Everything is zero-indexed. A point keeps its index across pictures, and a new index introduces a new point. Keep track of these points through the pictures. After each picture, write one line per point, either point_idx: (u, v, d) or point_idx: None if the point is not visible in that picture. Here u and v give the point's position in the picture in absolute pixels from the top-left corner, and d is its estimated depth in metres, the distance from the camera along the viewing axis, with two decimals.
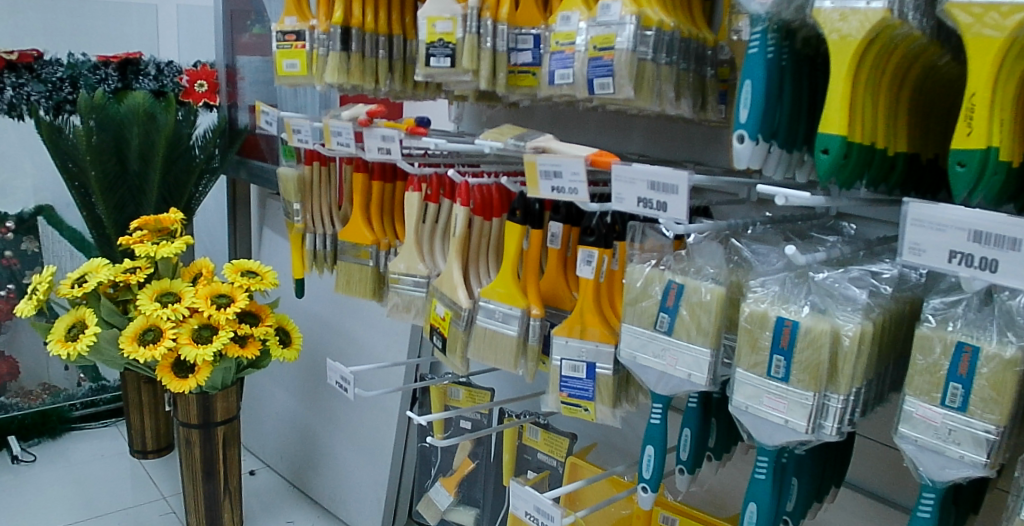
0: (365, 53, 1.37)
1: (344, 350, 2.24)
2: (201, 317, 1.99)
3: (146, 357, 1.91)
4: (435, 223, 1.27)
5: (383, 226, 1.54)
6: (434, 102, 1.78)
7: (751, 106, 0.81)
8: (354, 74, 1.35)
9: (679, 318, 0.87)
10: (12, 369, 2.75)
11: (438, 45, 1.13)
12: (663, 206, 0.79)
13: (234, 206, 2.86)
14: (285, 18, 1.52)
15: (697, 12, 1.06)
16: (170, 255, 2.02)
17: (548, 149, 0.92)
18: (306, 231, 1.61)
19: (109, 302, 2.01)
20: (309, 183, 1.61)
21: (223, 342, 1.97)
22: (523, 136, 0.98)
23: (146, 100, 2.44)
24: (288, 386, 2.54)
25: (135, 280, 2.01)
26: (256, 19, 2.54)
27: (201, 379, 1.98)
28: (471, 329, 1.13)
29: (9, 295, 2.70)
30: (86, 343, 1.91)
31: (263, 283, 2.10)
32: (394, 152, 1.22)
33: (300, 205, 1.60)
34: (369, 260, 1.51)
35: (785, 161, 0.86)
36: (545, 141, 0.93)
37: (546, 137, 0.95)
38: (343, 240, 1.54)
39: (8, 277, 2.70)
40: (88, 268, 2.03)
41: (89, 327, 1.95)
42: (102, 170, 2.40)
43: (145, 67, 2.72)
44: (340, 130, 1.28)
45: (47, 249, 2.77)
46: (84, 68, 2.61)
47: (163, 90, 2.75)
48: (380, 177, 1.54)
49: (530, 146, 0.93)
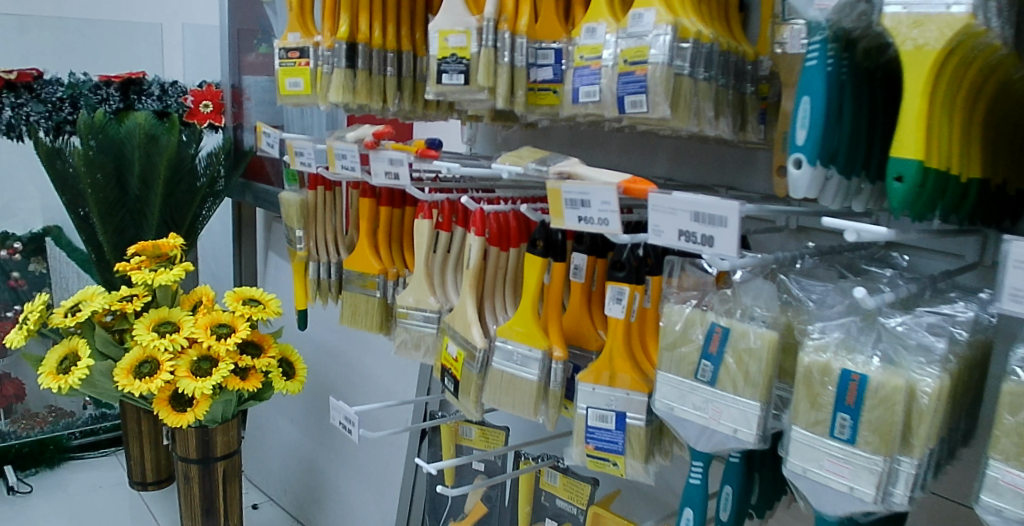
0: (373, 70, 1.27)
1: (350, 380, 2.14)
2: (200, 348, 1.90)
3: (141, 390, 1.82)
4: (447, 252, 1.17)
5: (391, 254, 1.45)
6: (444, 123, 1.69)
7: (810, 126, 0.71)
8: (360, 92, 1.26)
9: (724, 366, 0.76)
10: (18, 392, 2.69)
11: (451, 60, 1.04)
12: (709, 240, 0.69)
13: (239, 229, 2.80)
14: (290, 34, 1.44)
15: (734, 23, 0.96)
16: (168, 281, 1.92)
17: (574, 175, 0.82)
18: (309, 259, 1.51)
19: (103, 332, 1.91)
20: (313, 210, 1.52)
21: (223, 376, 1.87)
22: (547, 159, 0.88)
23: (149, 121, 2.37)
24: (293, 417, 2.44)
25: (131, 309, 1.91)
26: (262, 38, 2.49)
27: (199, 413, 1.88)
28: (486, 372, 1.03)
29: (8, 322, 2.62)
30: (78, 377, 1.81)
31: (265, 312, 2.00)
32: (402, 178, 1.10)
33: (303, 232, 1.51)
34: (376, 290, 1.41)
35: (844, 188, 0.76)
36: (572, 166, 0.83)
37: (571, 161, 0.85)
38: (348, 269, 1.45)
39: (13, 298, 2.61)
40: (81, 295, 1.93)
41: (82, 359, 1.85)
42: (102, 193, 2.32)
43: (149, 86, 2.62)
44: (345, 152, 1.18)
45: (54, 269, 2.68)
46: (85, 88, 2.52)
47: (167, 111, 2.64)
48: (388, 202, 1.44)
49: (553, 170, 0.84)
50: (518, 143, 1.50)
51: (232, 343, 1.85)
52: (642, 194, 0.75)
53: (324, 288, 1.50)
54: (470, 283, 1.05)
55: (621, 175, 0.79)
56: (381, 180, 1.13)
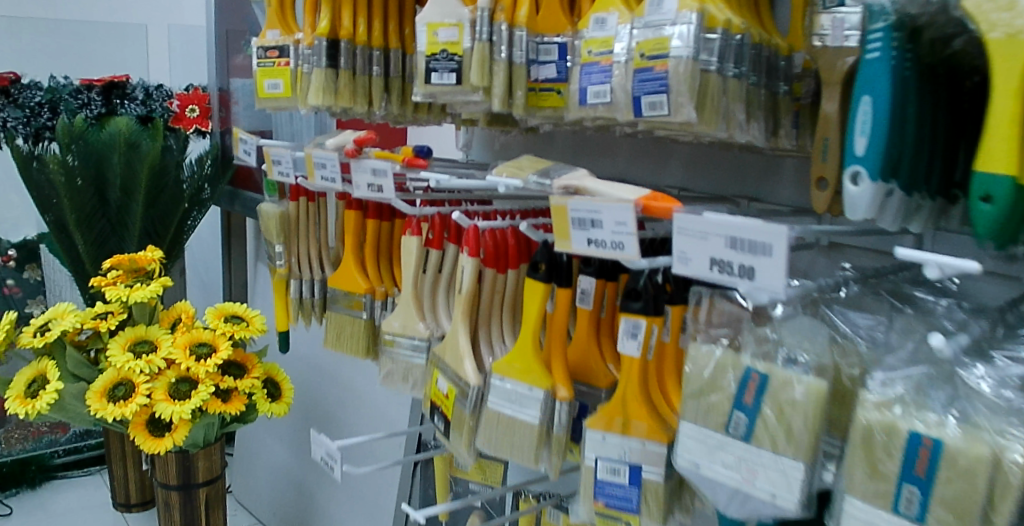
0: (357, 70, 1.15)
1: (341, 401, 2.01)
2: (179, 369, 1.78)
3: (115, 416, 1.70)
4: (439, 273, 1.05)
5: (379, 271, 1.33)
6: (439, 128, 1.57)
7: (871, 133, 0.59)
8: (343, 94, 1.13)
9: (762, 419, 0.64)
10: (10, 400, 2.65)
11: (441, 57, 0.91)
12: (749, 271, 0.56)
13: (229, 239, 2.68)
14: (268, 32, 1.31)
15: (764, 12, 0.84)
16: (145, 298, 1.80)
17: (582, 190, 0.70)
18: (291, 277, 1.39)
19: (75, 353, 1.79)
20: (296, 223, 1.40)
21: (202, 399, 1.75)
22: (550, 169, 0.75)
23: (130, 126, 2.25)
24: (283, 437, 2.32)
25: (105, 328, 1.79)
26: (250, 39, 2.37)
27: (178, 439, 1.76)
28: (479, 412, 0.90)
29: None
30: (46, 401, 1.69)
31: (249, 330, 1.87)
32: (387, 191, 0.97)
33: (283, 247, 1.39)
34: (362, 311, 1.29)
35: (907, 208, 0.64)
36: (580, 178, 0.71)
37: (580, 172, 0.72)
38: (333, 287, 1.33)
39: (6, 306, 2.45)
40: (52, 314, 1.81)
41: (51, 383, 1.73)
42: (81, 203, 2.20)
43: (132, 90, 2.50)
44: (325, 161, 1.06)
45: (49, 278, 2.52)
46: (64, 92, 2.39)
47: (151, 115, 2.50)
48: (375, 215, 1.32)
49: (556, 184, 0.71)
50: (517, 149, 1.37)
51: (213, 364, 1.73)
52: (666, 212, 0.62)
53: (307, 308, 1.38)
54: (462, 311, 0.92)
55: (637, 188, 0.66)
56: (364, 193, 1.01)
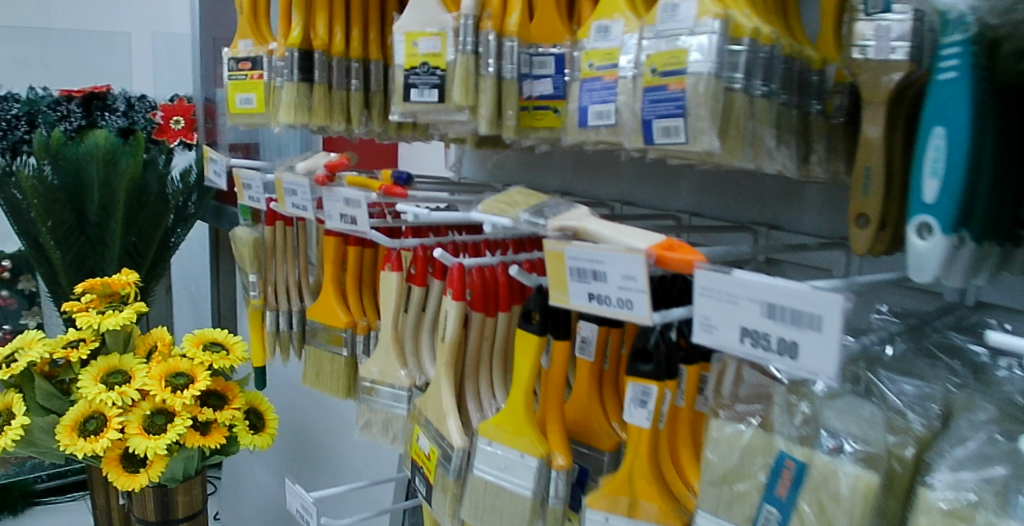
0: (333, 84, 1.03)
1: (330, 431, 1.90)
2: (154, 401, 1.66)
3: (84, 452, 1.58)
4: (422, 312, 0.93)
5: (362, 303, 1.21)
6: (428, 144, 1.45)
7: (944, 176, 0.49)
8: (318, 112, 1.01)
9: (799, 518, 0.52)
10: None
11: (421, 71, 0.79)
12: (791, 349, 0.45)
13: (217, 255, 2.56)
14: (240, 42, 1.20)
15: (793, 18, 0.72)
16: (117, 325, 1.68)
17: (582, 232, 0.58)
18: (266, 308, 1.27)
19: (44, 385, 1.67)
20: (272, 249, 1.28)
21: (179, 433, 1.63)
22: (545, 205, 0.64)
23: (110, 140, 2.13)
24: (270, 465, 2.20)
25: (75, 357, 1.67)
26: None
27: (154, 475, 1.64)
28: (464, 478, 0.78)
29: None
30: (12, 438, 1.57)
31: (229, 358, 1.76)
32: (361, 223, 0.86)
33: (258, 276, 1.27)
34: (342, 347, 1.17)
35: (979, 260, 0.52)
36: (581, 217, 0.60)
37: (581, 211, 0.61)
38: (312, 320, 1.21)
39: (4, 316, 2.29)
40: (19, 343, 1.69)
41: (17, 418, 1.61)
42: (57, 221, 2.09)
43: (113, 102, 2.39)
44: (296, 187, 0.95)
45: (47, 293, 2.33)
46: (42, 104, 2.28)
47: (133, 127, 2.40)
48: (357, 241, 1.20)
49: (551, 225, 0.60)
50: (511, 168, 1.26)
51: (190, 397, 1.61)
52: (686, 265, 0.51)
53: (283, 341, 1.26)
54: (446, 360, 0.80)
55: (650, 233, 0.55)
56: (334, 223, 0.90)
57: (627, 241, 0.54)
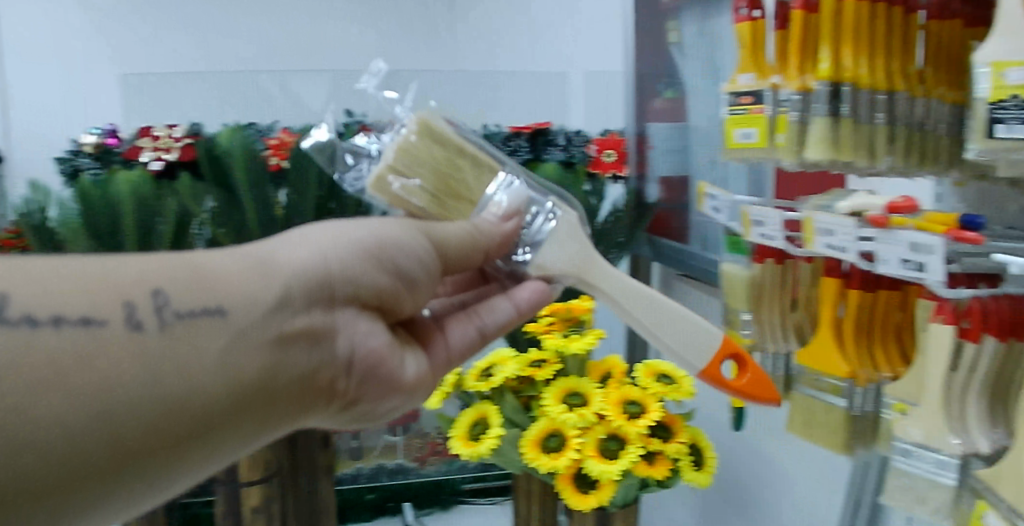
0: (859, 119, 1.01)
1: (757, 472, 1.83)
2: (609, 426, 1.55)
3: (547, 467, 1.50)
4: (972, 374, 0.93)
5: (860, 351, 1.11)
6: (913, 182, 1.32)
7: None
8: (844, 148, 1.02)
9: None
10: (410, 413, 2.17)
11: (1012, 104, 0.82)
12: None
13: None
14: (739, 75, 1.14)
15: None
16: (581, 350, 1.65)
17: (586, 284, 1.02)
18: (756, 348, 1.25)
19: (514, 397, 1.65)
20: (762, 291, 1.25)
21: (631, 461, 1.50)
22: (514, 210, 0.99)
23: (557, 170, 1.97)
24: (680, 503, 2.14)
25: (542, 375, 1.64)
26: (667, 81, 2.43)
27: (606, 500, 1.52)
28: None
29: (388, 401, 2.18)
30: (489, 446, 1.57)
31: (678, 392, 1.63)
32: (927, 268, 0.91)
33: (752, 316, 1.25)
34: (841, 396, 1.09)
35: None
36: (574, 237, 1.02)
37: (570, 214, 1.02)
38: (801, 364, 1.16)
39: None
40: (495, 358, 1.70)
41: (492, 427, 1.60)
42: None
43: (555, 137, 2.21)
44: (839, 230, 1.03)
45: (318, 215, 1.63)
46: (497, 138, 2.15)
47: (572, 162, 2.17)
48: (859, 284, 1.11)
49: (536, 262, 1.02)
50: (967, 202, 1.17)
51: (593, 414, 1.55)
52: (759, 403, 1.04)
53: None
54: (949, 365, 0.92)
55: (659, 310, 1.00)
56: (845, 257, 1.04)
57: (653, 335, 1.00)
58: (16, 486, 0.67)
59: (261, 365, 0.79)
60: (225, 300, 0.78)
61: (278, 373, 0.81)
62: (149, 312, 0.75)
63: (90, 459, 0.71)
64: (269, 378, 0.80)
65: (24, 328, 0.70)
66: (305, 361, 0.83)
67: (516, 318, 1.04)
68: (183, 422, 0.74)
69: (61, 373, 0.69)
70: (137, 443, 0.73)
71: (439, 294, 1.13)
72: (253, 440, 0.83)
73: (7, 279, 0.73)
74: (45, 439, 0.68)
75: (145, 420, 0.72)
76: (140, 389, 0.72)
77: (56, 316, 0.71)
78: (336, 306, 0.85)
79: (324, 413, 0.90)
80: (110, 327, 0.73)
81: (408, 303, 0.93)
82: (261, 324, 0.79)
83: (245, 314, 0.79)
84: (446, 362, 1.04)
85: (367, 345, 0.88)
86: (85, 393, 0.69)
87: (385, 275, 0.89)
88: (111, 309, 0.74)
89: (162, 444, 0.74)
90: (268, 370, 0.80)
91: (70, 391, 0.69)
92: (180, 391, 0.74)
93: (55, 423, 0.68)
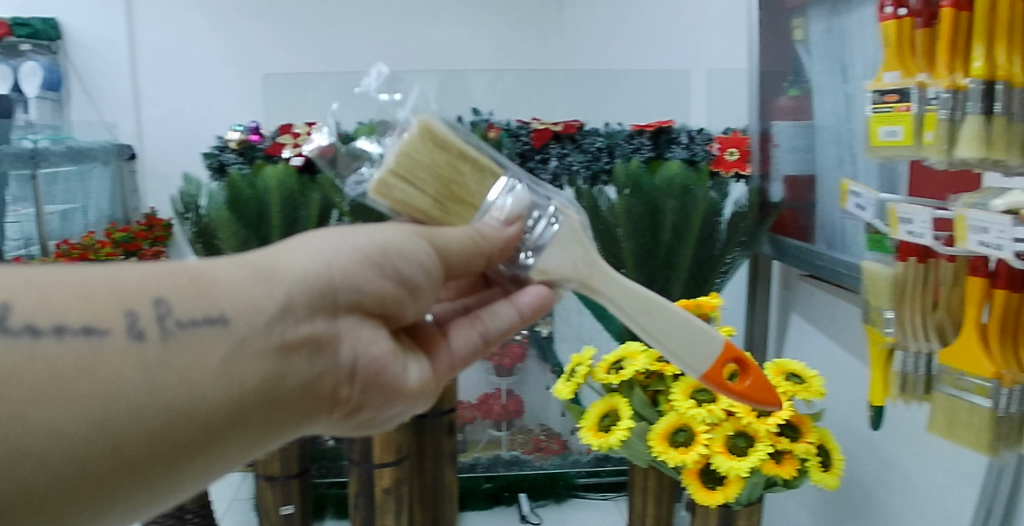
0: (1014, 116, 1.01)
1: (885, 478, 1.79)
2: (739, 423, 1.57)
3: (676, 461, 1.53)
4: None
5: (1008, 352, 1.10)
6: None
7: None
8: (998, 145, 1.01)
9: None
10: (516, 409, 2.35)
11: None
12: None
13: (753, 283, 2.42)
14: (884, 74, 1.16)
15: None
16: None
17: (591, 290, 1.10)
18: (895, 346, 1.23)
19: (643, 390, 1.68)
20: (904, 289, 1.23)
21: (761, 458, 1.50)
22: (516, 216, 1.07)
23: (683, 169, 2.00)
24: (803, 504, 2.11)
25: (671, 370, 1.67)
26: (793, 80, 2.31)
27: (733, 496, 1.53)
28: None
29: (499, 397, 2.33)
30: (619, 437, 1.61)
31: (809, 392, 1.62)
32: None
33: (894, 313, 1.23)
34: (988, 398, 1.09)
35: None
36: (575, 242, 1.09)
37: (573, 218, 1.09)
38: (945, 365, 1.15)
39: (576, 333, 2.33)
40: (625, 352, 1.74)
41: (622, 419, 1.64)
42: (638, 241, 1.98)
43: (677, 135, 2.24)
44: (997, 228, 1.04)
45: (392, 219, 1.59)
46: (620, 137, 2.21)
47: (694, 160, 2.23)
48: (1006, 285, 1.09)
49: (538, 266, 1.09)
50: None
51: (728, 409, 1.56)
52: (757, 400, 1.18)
53: (909, 392, 1.21)
54: None
55: (656, 314, 1.09)
56: (1001, 255, 1.05)
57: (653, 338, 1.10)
58: (25, 487, 0.75)
59: (260, 374, 0.87)
60: (225, 311, 0.86)
61: (279, 381, 0.88)
62: (150, 321, 0.84)
63: (93, 467, 0.78)
64: (269, 387, 0.87)
65: (25, 338, 0.78)
66: (307, 369, 0.90)
67: (519, 322, 1.12)
68: (185, 429, 0.82)
69: (60, 383, 0.77)
70: (143, 449, 0.80)
71: (444, 299, 1.21)
72: (255, 449, 0.91)
73: (13, 290, 0.81)
74: (46, 446, 0.76)
75: (145, 429, 0.80)
76: (145, 399, 0.80)
77: (60, 327, 0.79)
78: (338, 313, 0.93)
79: (327, 421, 0.97)
80: (113, 338, 0.81)
81: (410, 308, 1.01)
82: (260, 335, 0.87)
83: (244, 324, 0.86)
84: (450, 367, 1.12)
85: (373, 349, 0.96)
86: (87, 403, 0.77)
87: (388, 281, 0.97)
88: (112, 321, 0.82)
89: (162, 449, 0.82)
90: (269, 380, 0.87)
91: (73, 400, 0.77)
92: (184, 400, 0.82)
93: (57, 430, 0.76)
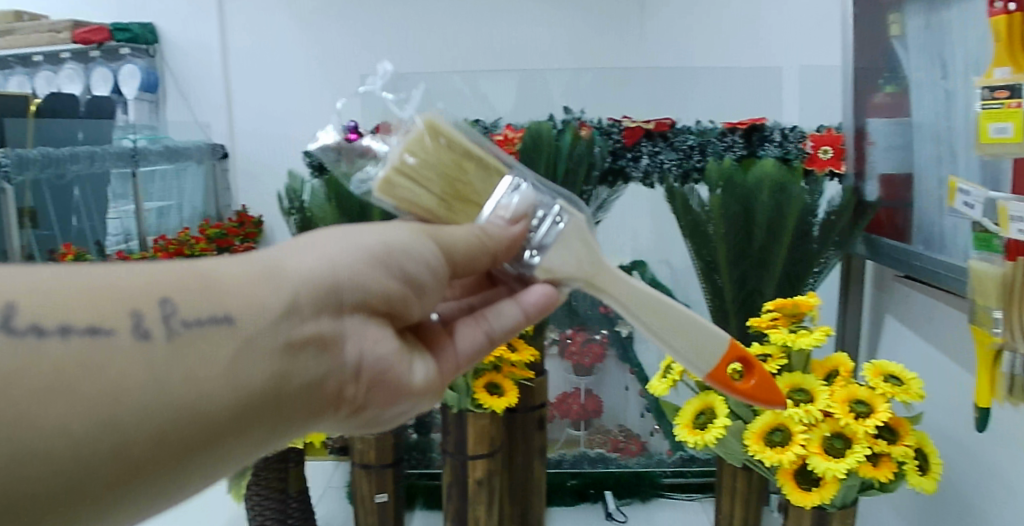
0: None
1: (986, 487, 1.74)
2: (835, 424, 1.56)
3: (772, 460, 1.54)
4: None
5: None
6: None
7: None
8: None
9: None
10: (596, 408, 2.39)
11: None
12: None
13: (846, 284, 2.37)
14: (996, 70, 1.17)
15: None
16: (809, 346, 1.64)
17: (593, 286, 1.14)
18: (1004, 347, 1.23)
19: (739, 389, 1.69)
20: (1013, 290, 1.21)
21: (858, 460, 1.50)
22: (521, 214, 1.13)
23: (777, 167, 1.99)
24: (898, 510, 2.08)
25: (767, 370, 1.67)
26: (889, 76, 2.25)
27: (829, 498, 1.53)
28: None
29: (580, 396, 2.38)
30: (715, 435, 1.62)
31: (908, 394, 1.59)
32: None
33: (1002, 315, 1.23)
34: None
35: None
36: (578, 239, 1.13)
37: (577, 217, 1.14)
38: None
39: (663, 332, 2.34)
40: None
41: (718, 417, 1.66)
42: (731, 238, 1.99)
43: (771, 133, 2.22)
44: None
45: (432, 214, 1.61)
46: (713, 135, 2.21)
47: (788, 159, 2.21)
48: None
49: (542, 264, 1.13)
50: None
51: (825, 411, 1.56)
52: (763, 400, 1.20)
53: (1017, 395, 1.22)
54: None
55: (660, 312, 1.13)
56: None
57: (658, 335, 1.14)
58: (32, 488, 0.78)
59: (266, 372, 0.90)
60: (231, 310, 0.89)
61: (287, 380, 0.91)
62: (156, 321, 0.86)
63: (100, 465, 0.81)
64: (276, 386, 0.91)
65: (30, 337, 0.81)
66: (313, 367, 0.93)
67: (523, 320, 1.16)
68: (192, 426, 0.85)
69: (66, 385, 0.80)
70: (150, 447, 0.83)
71: (450, 297, 1.25)
72: (261, 446, 0.93)
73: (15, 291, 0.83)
74: (54, 446, 0.79)
75: (150, 428, 0.83)
76: (151, 398, 0.83)
77: (66, 327, 0.82)
78: (344, 312, 0.96)
79: (334, 418, 1.00)
80: (118, 337, 0.84)
81: (417, 307, 1.04)
82: (265, 334, 0.90)
83: (249, 324, 0.89)
84: (454, 365, 1.15)
85: (379, 348, 0.99)
86: (93, 403, 0.80)
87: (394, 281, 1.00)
88: (118, 322, 0.85)
89: (170, 447, 0.84)
90: (277, 379, 0.91)
91: (80, 400, 0.80)
92: (190, 400, 0.85)
93: (65, 431, 0.79)
